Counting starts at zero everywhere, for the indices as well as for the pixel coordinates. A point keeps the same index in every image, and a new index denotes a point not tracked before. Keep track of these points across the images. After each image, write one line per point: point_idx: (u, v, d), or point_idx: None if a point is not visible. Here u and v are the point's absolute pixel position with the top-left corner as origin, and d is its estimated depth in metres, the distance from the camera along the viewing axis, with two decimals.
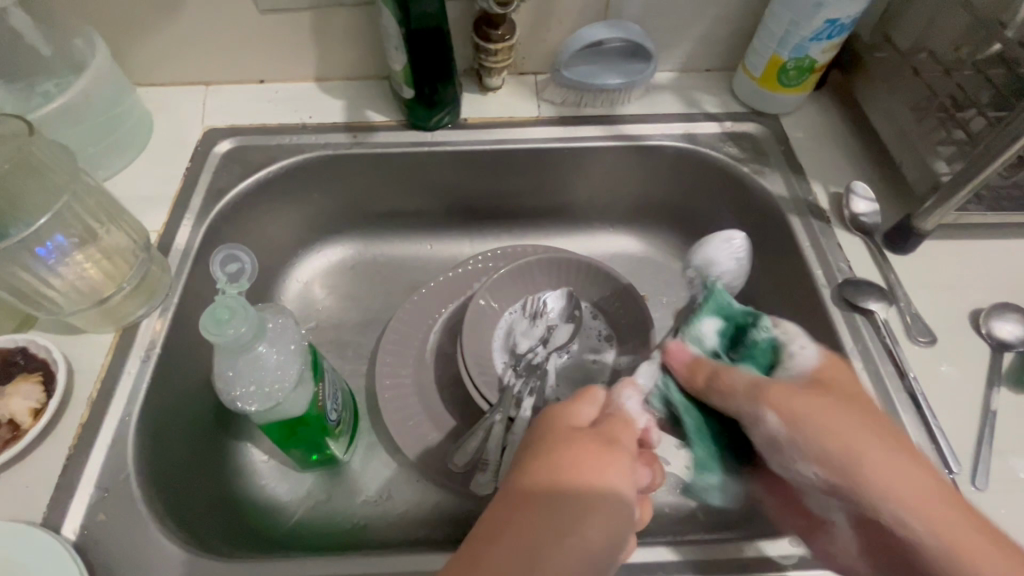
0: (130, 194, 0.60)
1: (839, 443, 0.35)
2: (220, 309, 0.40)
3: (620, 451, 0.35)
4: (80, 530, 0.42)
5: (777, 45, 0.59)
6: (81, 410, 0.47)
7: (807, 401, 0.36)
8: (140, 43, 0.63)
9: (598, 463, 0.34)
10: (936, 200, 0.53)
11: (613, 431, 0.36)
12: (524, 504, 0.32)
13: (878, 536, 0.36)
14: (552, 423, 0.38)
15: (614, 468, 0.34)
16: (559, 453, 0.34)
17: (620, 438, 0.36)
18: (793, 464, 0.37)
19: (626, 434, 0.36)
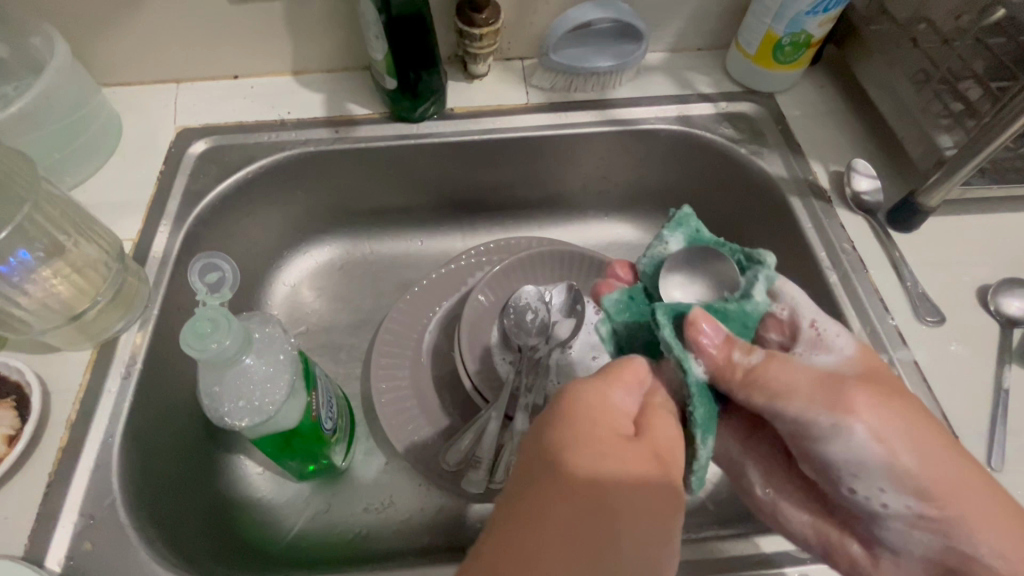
0: (100, 201, 0.57)
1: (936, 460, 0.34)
2: (200, 322, 0.38)
3: (634, 447, 0.32)
4: (65, 561, 0.40)
5: (771, 21, 0.57)
6: (60, 433, 0.44)
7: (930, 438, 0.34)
8: (102, 40, 0.59)
9: (588, 461, 0.31)
10: (937, 176, 0.52)
11: (649, 421, 0.34)
12: (535, 512, 0.29)
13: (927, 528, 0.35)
14: (586, 408, 0.34)
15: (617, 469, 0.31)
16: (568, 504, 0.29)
17: (655, 431, 0.33)
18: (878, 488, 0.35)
19: (661, 421, 0.34)
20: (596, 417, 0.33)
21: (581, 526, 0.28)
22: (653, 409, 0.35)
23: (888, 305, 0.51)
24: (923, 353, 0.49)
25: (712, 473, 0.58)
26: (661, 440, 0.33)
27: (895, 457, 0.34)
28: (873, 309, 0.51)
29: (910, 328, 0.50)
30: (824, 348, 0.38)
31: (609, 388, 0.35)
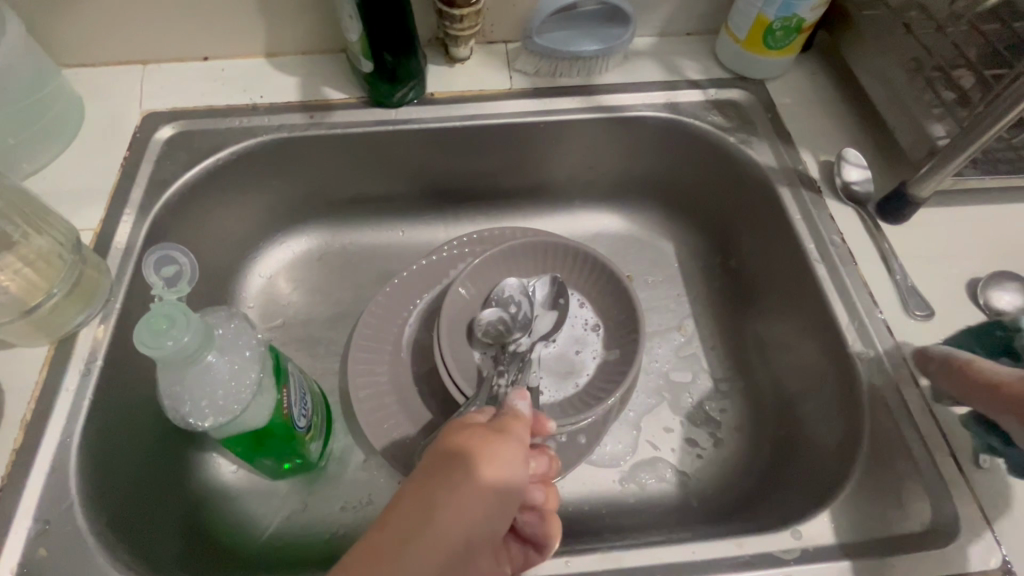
0: (60, 189, 0.54)
1: None
2: (157, 318, 0.36)
3: (508, 440, 0.34)
4: (18, 568, 0.38)
5: (762, 4, 0.55)
6: (14, 434, 0.42)
7: None
8: (58, 19, 0.56)
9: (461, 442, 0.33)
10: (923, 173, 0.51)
11: (506, 422, 0.35)
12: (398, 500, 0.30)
13: None
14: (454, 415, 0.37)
15: (506, 458, 0.32)
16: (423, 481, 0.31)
17: (509, 423, 0.35)
18: None
19: (517, 425, 0.35)
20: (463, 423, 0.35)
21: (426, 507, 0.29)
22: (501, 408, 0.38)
23: (877, 298, 0.50)
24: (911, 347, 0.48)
25: (697, 468, 0.57)
26: (513, 432, 0.35)
27: None
28: (861, 303, 0.50)
29: (899, 322, 0.49)
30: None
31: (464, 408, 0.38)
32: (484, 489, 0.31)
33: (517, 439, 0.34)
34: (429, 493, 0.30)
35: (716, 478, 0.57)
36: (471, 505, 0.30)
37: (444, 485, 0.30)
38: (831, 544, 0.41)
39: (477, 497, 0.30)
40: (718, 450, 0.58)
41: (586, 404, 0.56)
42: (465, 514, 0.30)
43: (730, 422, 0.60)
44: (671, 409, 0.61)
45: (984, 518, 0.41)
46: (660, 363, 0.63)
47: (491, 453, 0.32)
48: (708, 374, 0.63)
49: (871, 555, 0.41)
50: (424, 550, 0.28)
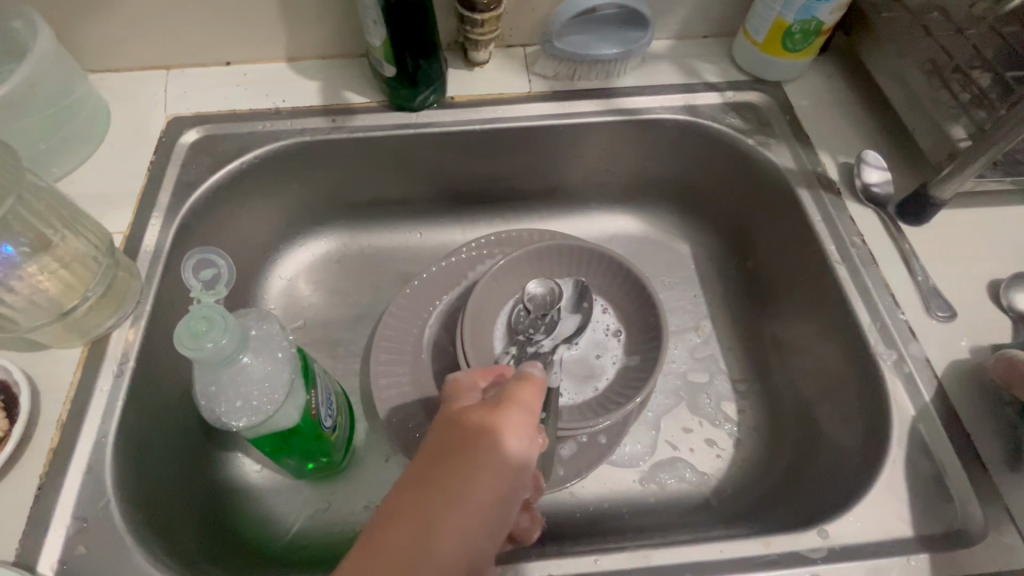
0: (88, 193, 0.55)
1: None
2: (197, 320, 0.37)
3: (509, 412, 0.35)
4: (58, 565, 0.39)
5: (782, 8, 0.56)
6: (51, 434, 0.43)
7: None
8: (86, 24, 0.57)
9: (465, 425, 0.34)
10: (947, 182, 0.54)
11: (505, 395, 0.37)
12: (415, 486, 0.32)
13: None
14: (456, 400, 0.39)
15: (512, 431, 0.34)
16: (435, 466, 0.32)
17: (508, 395, 0.37)
18: None
19: (520, 396, 0.37)
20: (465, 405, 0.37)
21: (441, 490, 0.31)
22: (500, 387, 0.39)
23: (898, 300, 0.51)
24: (933, 348, 0.48)
25: (717, 469, 0.58)
26: (515, 404, 0.36)
27: None
28: (883, 304, 0.50)
29: (920, 323, 0.49)
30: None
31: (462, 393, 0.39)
32: (494, 460, 0.33)
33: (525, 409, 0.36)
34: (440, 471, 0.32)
35: (736, 478, 0.57)
36: (486, 480, 0.32)
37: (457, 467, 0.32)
38: (856, 544, 0.42)
39: (488, 468, 0.32)
40: (738, 450, 0.59)
41: (606, 405, 0.57)
42: (476, 487, 0.31)
43: (749, 422, 0.60)
44: (690, 410, 0.61)
45: (1009, 519, 0.42)
46: (678, 364, 0.64)
47: (497, 425, 0.34)
48: (725, 375, 0.63)
49: (896, 554, 0.41)
50: (443, 529, 0.30)
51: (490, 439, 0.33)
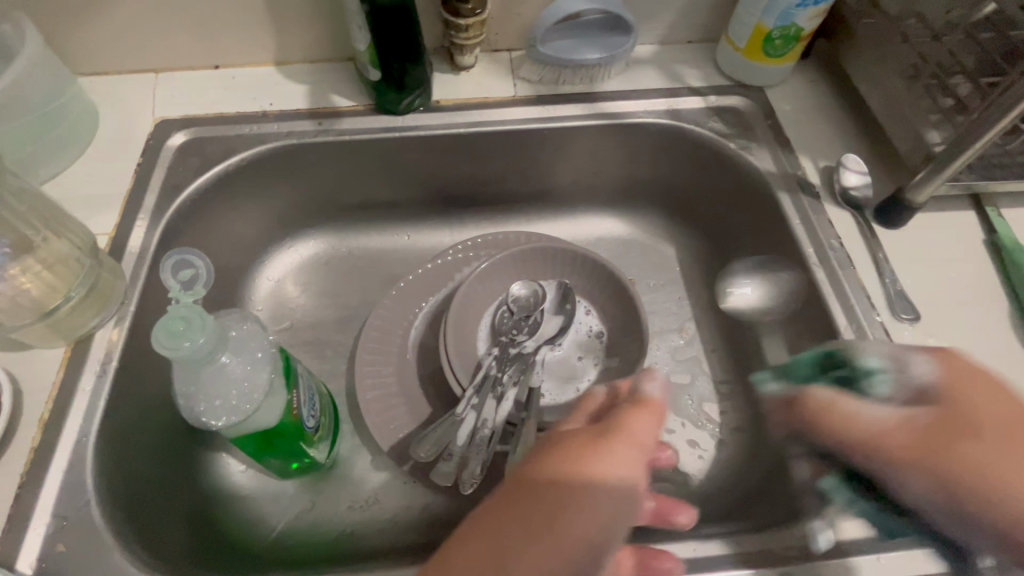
0: (75, 194, 0.56)
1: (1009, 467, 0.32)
2: (173, 320, 0.37)
3: (626, 444, 0.34)
4: (37, 563, 0.39)
5: (761, 14, 0.56)
6: (33, 433, 0.43)
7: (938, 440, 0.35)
8: (75, 28, 0.58)
9: (594, 450, 0.33)
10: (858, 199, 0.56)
11: (616, 425, 0.35)
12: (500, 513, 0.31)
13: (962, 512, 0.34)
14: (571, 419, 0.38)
15: (620, 467, 0.33)
16: (536, 494, 0.31)
17: (630, 422, 0.36)
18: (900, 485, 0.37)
19: (641, 426, 0.35)
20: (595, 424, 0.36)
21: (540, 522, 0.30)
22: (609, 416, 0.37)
23: (874, 301, 0.51)
24: None
25: (699, 469, 0.58)
26: (626, 435, 0.35)
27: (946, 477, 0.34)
28: (860, 306, 0.51)
29: (894, 326, 0.50)
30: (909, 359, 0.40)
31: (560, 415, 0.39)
32: (596, 500, 0.31)
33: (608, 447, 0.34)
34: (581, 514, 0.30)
35: (717, 479, 0.57)
36: (593, 518, 0.30)
37: (576, 496, 0.31)
38: (830, 543, 0.42)
39: (591, 510, 0.31)
40: (719, 451, 0.59)
41: None
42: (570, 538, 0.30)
43: (731, 424, 0.61)
44: (673, 411, 0.62)
45: None
46: (661, 366, 0.64)
47: (604, 464, 0.32)
48: (708, 377, 0.64)
49: (869, 553, 0.42)
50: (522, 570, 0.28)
51: (576, 485, 0.31)
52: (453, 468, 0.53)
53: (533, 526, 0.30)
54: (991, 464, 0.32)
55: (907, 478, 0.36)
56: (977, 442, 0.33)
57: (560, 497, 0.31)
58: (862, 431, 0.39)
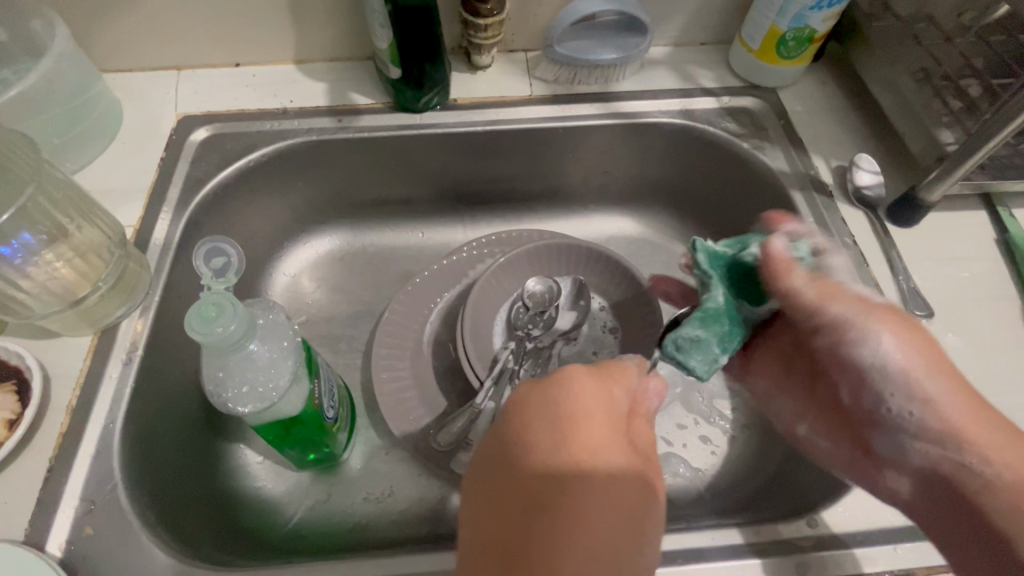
0: (99, 187, 0.57)
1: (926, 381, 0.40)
2: (206, 306, 0.38)
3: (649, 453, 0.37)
4: (67, 545, 0.40)
5: (775, 16, 0.57)
6: (61, 418, 0.44)
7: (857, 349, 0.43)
8: (102, 24, 0.59)
9: (618, 449, 0.35)
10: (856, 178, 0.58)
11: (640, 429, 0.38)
12: (577, 498, 0.32)
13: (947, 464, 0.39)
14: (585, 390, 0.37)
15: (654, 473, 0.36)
16: (615, 483, 0.33)
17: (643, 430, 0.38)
18: (904, 403, 0.41)
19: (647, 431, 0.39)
20: (600, 410, 0.37)
21: (616, 513, 0.32)
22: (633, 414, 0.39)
23: (887, 298, 0.52)
24: None
25: (711, 465, 0.59)
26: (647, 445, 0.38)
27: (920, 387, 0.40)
28: None
29: None
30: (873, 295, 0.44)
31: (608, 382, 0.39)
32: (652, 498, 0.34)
33: (583, 419, 0.35)
34: (569, 493, 0.32)
35: (730, 474, 0.58)
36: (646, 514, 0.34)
37: (637, 496, 0.34)
38: (847, 533, 0.43)
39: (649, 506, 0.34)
40: (732, 446, 0.60)
41: None
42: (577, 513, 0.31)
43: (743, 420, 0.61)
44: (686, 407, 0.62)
45: None
46: None
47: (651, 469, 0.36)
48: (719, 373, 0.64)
49: (884, 544, 0.42)
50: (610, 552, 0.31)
51: (641, 484, 0.34)
52: None
53: (620, 512, 0.32)
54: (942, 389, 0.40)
55: (894, 395, 0.42)
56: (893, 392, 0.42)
57: (628, 494, 0.33)
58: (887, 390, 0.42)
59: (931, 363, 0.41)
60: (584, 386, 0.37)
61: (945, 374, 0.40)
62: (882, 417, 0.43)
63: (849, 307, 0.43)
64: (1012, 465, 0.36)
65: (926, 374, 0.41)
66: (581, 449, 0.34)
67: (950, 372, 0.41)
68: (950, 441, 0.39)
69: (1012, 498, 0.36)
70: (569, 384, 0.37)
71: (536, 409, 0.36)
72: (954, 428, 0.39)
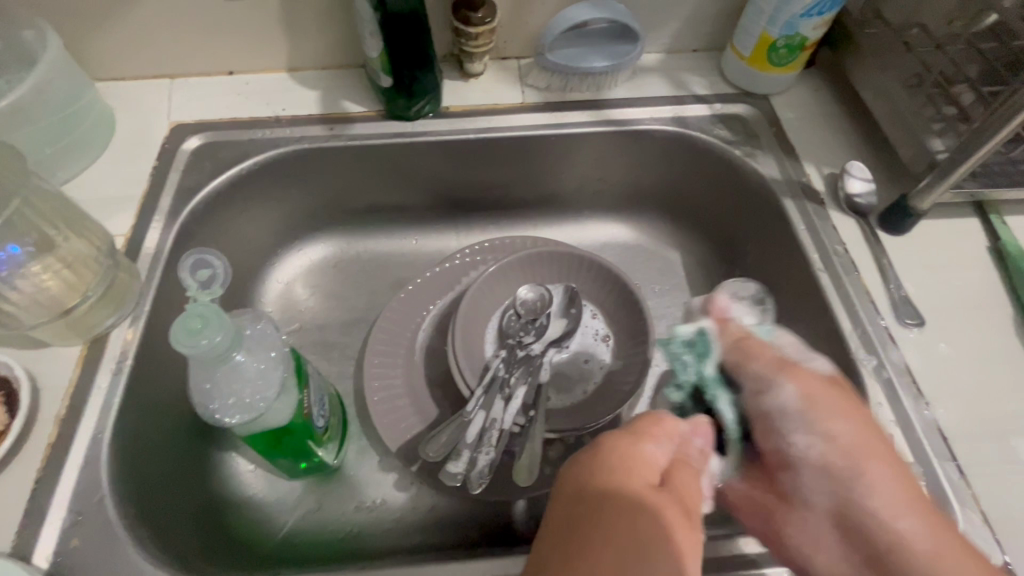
0: (91, 196, 0.57)
1: (839, 434, 0.39)
2: (191, 318, 0.38)
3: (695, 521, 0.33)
4: (54, 557, 0.40)
5: (767, 23, 0.57)
6: (49, 429, 0.44)
7: (819, 386, 0.41)
8: (95, 34, 0.59)
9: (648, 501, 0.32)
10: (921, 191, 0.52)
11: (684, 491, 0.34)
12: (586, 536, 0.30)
13: (848, 523, 0.38)
14: (618, 442, 0.36)
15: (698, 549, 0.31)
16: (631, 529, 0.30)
17: (688, 495, 0.34)
18: (794, 430, 0.40)
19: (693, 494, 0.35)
20: (633, 462, 0.34)
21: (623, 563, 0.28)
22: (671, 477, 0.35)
23: (879, 307, 0.52)
24: (913, 355, 0.50)
25: None
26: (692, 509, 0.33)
27: (829, 432, 0.39)
28: (865, 311, 0.52)
29: (898, 332, 0.51)
30: (815, 359, 0.44)
31: (645, 439, 0.36)
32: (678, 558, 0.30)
33: (611, 461, 0.34)
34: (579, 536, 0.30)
35: None
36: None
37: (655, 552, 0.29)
38: None
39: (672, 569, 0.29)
40: None
41: (594, 410, 0.58)
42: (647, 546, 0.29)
43: None
44: None
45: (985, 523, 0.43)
46: (663, 366, 0.65)
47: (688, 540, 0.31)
48: None
49: None
50: None
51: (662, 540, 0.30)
52: (462, 469, 0.52)
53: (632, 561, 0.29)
54: (848, 421, 0.39)
55: (799, 439, 0.40)
56: (835, 440, 0.39)
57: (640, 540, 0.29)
58: (783, 430, 0.40)
59: (845, 412, 0.40)
60: (618, 441, 0.36)
61: (857, 423, 0.39)
62: (788, 457, 0.40)
63: (767, 365, 0.42)
64: (919, 516, 0.36)
65: (858, 444, 0.39)
66: (595, 488, 0.33)
67: (864, 420, 0.40)
68: (871, 494, 0.37)
69: (928, 556, 0.35)
70: (599, 443, 0.36)
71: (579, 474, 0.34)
72: (870, 480, 0.37)
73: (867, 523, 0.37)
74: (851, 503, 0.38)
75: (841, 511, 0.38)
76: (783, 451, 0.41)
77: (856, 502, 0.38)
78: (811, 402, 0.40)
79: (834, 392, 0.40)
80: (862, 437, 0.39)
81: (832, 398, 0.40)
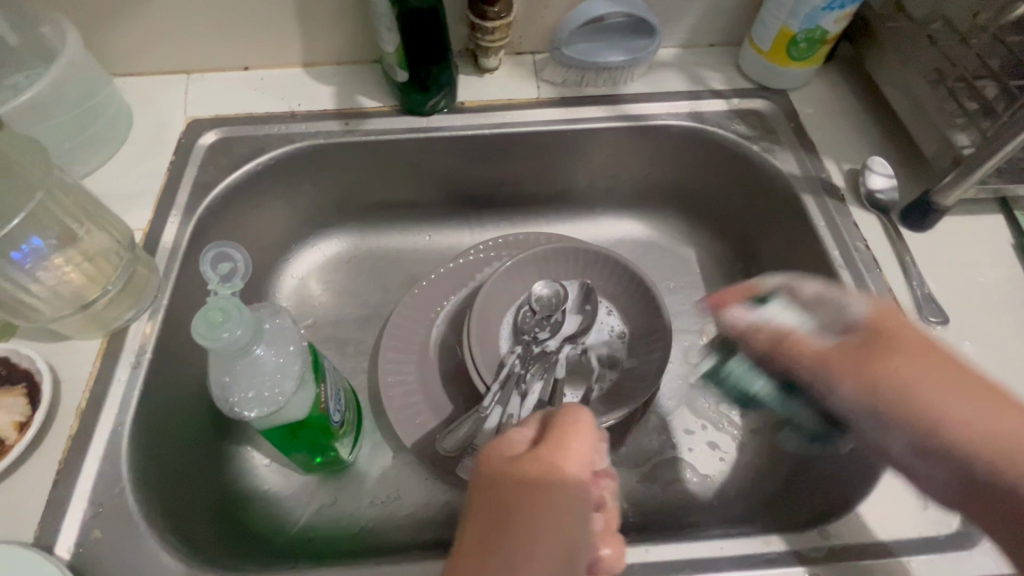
0: (108, 191, 0.57)
1: (942, 382, 0.38)
2: (213, 311, 0.38)
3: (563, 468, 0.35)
4: (76, 548, 0.40)
5: (786, 17, 0.57)
6: (71, 421, 0.44)
7: (893, 337, 0.40)
8: (113, 30, 0.59)
9: (508, 478, 0.34)
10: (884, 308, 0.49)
11: (549, 446, 0.35)
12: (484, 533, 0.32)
13: (932, 452, 0.38)
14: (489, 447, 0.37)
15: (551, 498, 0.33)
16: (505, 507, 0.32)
17: (554, 452, 0.35)
18: (839, 394, 0.43)
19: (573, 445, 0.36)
20: (500, 454, 0.36)
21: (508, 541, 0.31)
22: (553, 441, 0.36)
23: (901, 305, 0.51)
24: None
25: (720, 471, 0.58)
26: (566, 463, 0.34)
27: (912, 381, 0.39)
28: None
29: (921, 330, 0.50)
30: (846, 297, 0.44)
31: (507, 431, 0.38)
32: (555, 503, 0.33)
33: (489, 458, 0.36)
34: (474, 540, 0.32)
35: (740, 480, 0.57)
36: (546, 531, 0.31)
37: (529, 517, 0.32)
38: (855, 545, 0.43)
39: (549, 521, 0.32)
40: (742, 452, 0.59)
41: (609, 407, 0.58)
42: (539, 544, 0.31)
43: (751, 426, 0.60)
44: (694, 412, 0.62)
45: None
46: (678, 362, 0.65)
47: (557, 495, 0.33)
48: None
49: (894, 557, 0.42)
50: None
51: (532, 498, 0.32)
52: None
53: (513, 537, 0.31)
54: (943, 384, 0.38)
55: (839, 391, 0.43)
56: (902, 374, 0.39)
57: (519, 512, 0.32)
58: (816, 383, 0.44)
59: (941, 379, 0.38)
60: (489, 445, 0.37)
61: (946, 381, 0.38)
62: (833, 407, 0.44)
63: (813, 358, 0.43)
64: (992, 416, 0.36)
65: (955, 368, 0.38)
66: (483, 483, 0.35)
67: (943, 366, 0.38)
68: (935, 410, 0.37)
69: (995, 459, 0.35)
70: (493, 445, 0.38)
71: (482, 480, 0.35)
72: (939, 403, 0.37)
73: (954, 445, 0.37)
74: (917, 405, 0.38)
75: (923, 446, 0.39)
76: (842, 413, 0.44)
77: (944, 418, 0.37)
78: (886, 372, 0.40)
79: (931, 363, 0.39)
80: (939, 362, 0.39)
81: (902, 361, 0.39)
